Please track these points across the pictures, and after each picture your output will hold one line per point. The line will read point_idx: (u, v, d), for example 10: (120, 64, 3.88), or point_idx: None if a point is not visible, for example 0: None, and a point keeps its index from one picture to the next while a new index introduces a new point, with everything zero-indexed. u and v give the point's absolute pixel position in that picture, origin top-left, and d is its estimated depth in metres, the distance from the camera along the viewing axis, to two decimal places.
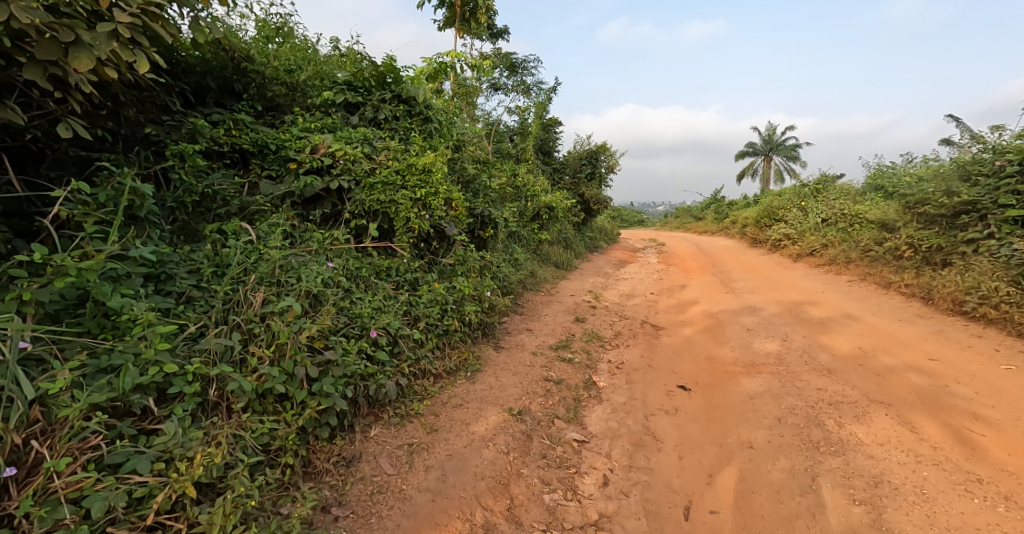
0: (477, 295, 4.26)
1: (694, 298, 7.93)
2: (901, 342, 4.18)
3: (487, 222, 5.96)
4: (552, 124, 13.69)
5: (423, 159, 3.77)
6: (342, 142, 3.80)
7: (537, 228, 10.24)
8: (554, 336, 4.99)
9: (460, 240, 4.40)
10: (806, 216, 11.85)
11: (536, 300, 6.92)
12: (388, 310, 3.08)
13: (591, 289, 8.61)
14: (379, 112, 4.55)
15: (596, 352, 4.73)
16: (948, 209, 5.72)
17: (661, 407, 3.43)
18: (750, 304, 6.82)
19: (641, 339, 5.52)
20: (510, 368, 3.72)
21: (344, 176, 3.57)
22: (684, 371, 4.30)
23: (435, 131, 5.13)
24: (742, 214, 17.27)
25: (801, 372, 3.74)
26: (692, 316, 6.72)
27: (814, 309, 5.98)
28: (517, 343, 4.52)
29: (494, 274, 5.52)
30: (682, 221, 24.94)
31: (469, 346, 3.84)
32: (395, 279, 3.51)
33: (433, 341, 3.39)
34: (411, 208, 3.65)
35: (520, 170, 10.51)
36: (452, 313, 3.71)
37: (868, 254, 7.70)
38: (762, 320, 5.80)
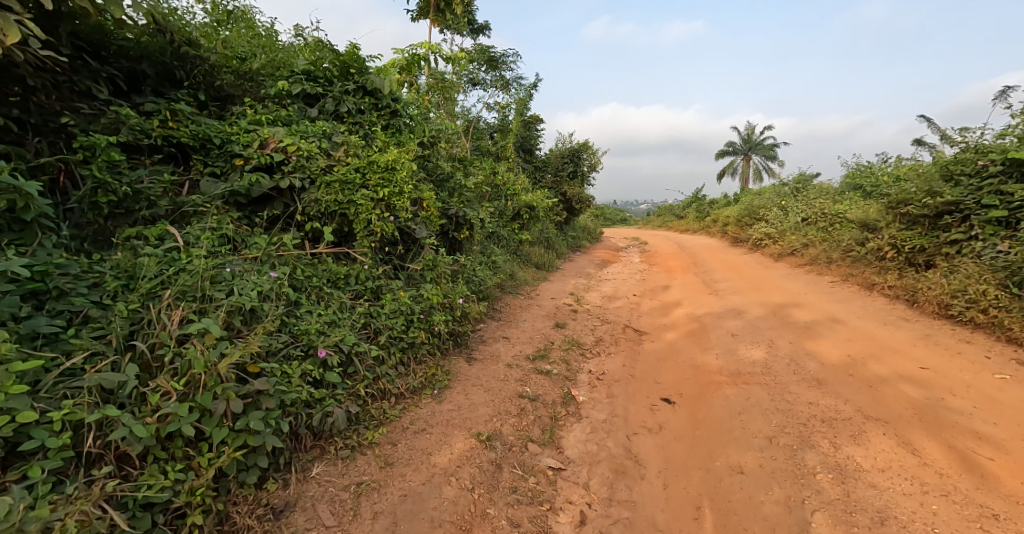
0: (448, 303, 3.96)
1: (677, 300, 7.76)
2: (889, 348, 4.04)
3: (462, 223, 5.66)
4: (533, 121, 13.42)
5: (386, 156, 3.44)
6: (296, 136, 3.45)
7: (518, 228, 9.97)
8: (532, 344, 4.73)
9: (429, 243, 4.09)
10: (786, 215, 11.83)
11: (515, 304, 6.64)
12: (343, 324, 2.76)
13: (572, 291, 8.38)
14: (341, 104, 4.20)
15: (576, 361, 4.48)
16: (930, 210, 5.62)
17: (644, 425, 3.19)
18: (733, 307, 6.67)
19: (623, 346, 5.30)
20: (483, 384, 3.43)
21: (297, 174, 3.22)
22: (667, 382, 4.09)
23: (404, 127, 4.80)
24: (723, 213, 17.32)
25: (790, 384, 3.54)
26: (675, 319, 6.54)
27: (798, 312, 5.84)
28: (492, 354, 4.23)
29: (469, 279, 5.23)
30: (664, 220, 24.99)
31: (438, 359, 3.54)
32: (355, 288, 3.19)
33: (396, 356, 3.08)
34: (372, 209, 3.33)
35: (499, 168, 10.22)
36: (418, 324, 3.41)
37: (850, 254, 7.63)
38: (746, 324, 5.63)
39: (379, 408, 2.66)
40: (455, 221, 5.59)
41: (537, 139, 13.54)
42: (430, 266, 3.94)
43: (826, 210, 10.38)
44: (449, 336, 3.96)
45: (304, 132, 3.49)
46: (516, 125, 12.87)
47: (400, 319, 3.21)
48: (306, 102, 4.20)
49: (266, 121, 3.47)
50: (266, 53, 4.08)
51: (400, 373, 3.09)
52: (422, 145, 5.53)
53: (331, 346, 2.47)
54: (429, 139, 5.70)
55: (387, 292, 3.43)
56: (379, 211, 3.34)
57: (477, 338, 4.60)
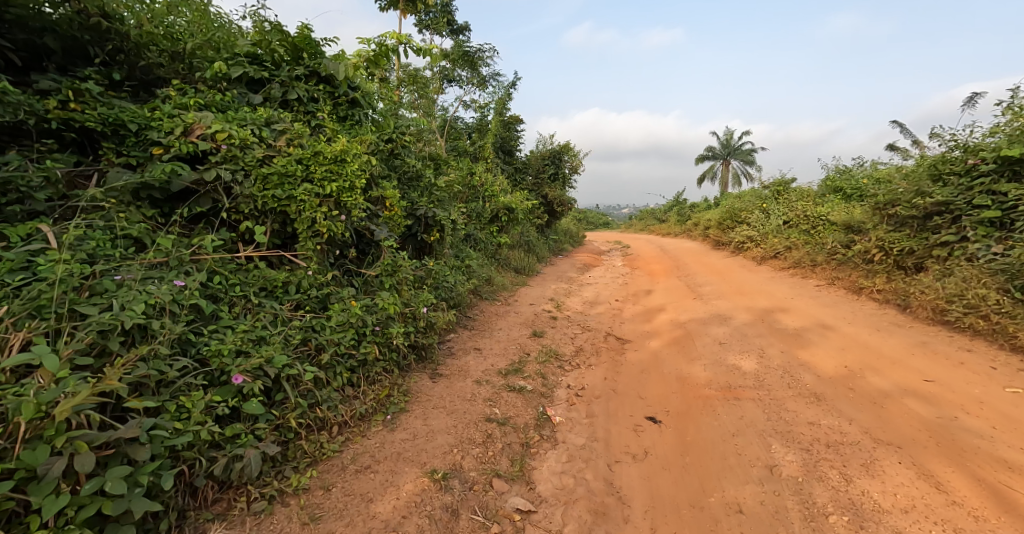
0: (409, 313, 3.54)
1: (660, 306, 7.46)
2: (887, 358, 3.77)
3: (431, 225, 5.23)
4: (513, 122, 13.07)
5: (335, 146, 3.01)
6: (229, 122, 2.98)
7: (496, 231, 9.58)
8: (506, 357, 4.33)
9: (388, 245, 3.67)
10: (768, 218, 11.72)
11: (490, 312, 6.23)
12: (273, 341, 2.32)
13: (552, 297, 8.03)
14: (290, 90, 3.73)
15: (553, 375, 4.10)
16: (919, 211, 5.43)
17: (627, 451, 2.83)
18: (718, 312, 6.40)
19: (604, 356, 4.94)
20: (446, 406, 3.02)
21: (227, 165, 2.76)
22: (652, 397, 3.74)
23: (365, 118, 4.36)
24: (704, 216, 17.27)
25: (786, 401, 3.23)
26: (659, 326, 6.24)
27: (786, 318, 5.58)
28: (460, 369, 3.81)
29: (437, 285, 4.81)
30: (645, 224, 24.91)
31: (396, 378, 3.12)
32: (294, 298, 2.75)
33: (341, 377, 2.65)
34: (317, 206, 2.90)
35: (477, 168, 9.83)
36: (372, 338, 2.99)
37: (835, 257, 7.46)
38: (732, 330, 5.35)
39: (314, 441, 2.24)
40: (422, 223, 5.16)
41: (517, 139, 13.18)
42: (389, 271, 3.52)
43: (808, 213, 10.27)
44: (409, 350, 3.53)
45: (239, 118, 3.02)
46: (495, 125, 12.50)
47: (349, 333, 2.79)
48: (249, 88, 3.73)
49: (194, 104, 2.99)
50: (201, 30, 3.56)
51: (346, 396, 2.66)
52: (386, 140, 5.09)
53: (251, 369, 2.03)
54: (396, 134, 5.27)
55: (336, 302, 3.00)
56: (325, 209, 2.91)
57: (444, 351, 4.18)
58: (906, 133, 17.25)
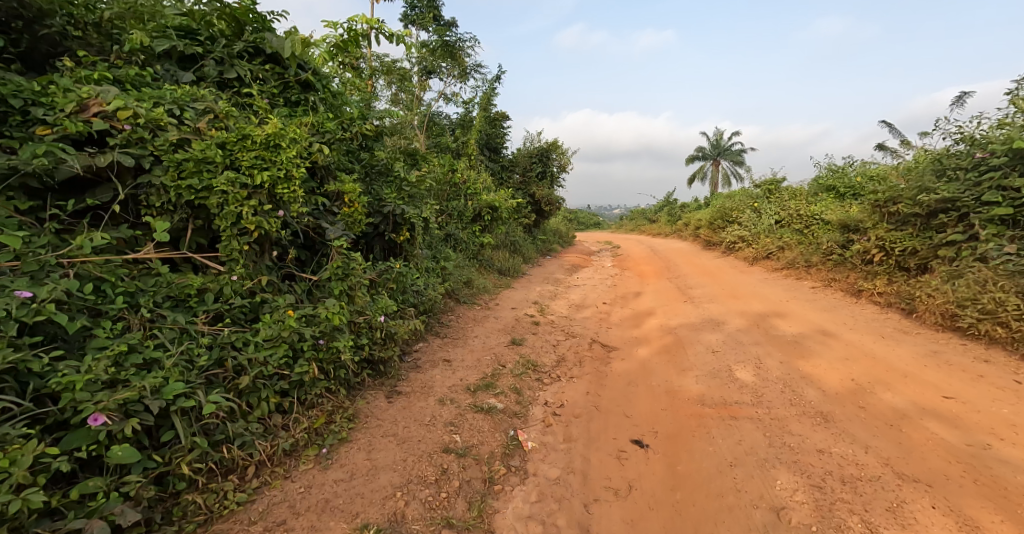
0: (363, 324, 3.10)
1: (649, 309, 7.09)
2: (896, 369, 3.42)
3: (400, 224, 4.84)
4: (499, 118, 12.64)
5: (267, 128, 2.56)
6: (138, 97, 2.48)
7: (479, 231, 9.14)
8: (478, 369, 3.90)
9: (339, 245, 3.23)
10: (759, 217, 11.43)
11: (467, 318, 5.79)
12: (170, 366, 1.87)
13: (536, 300, 7.62)
14: (228, 69, 3.26)
15: (530, 390, 3.68)
16: (923, 208, 5.10)
17: (608, 486, 2.43)
18: (711, 317, 6.04)
19: (588, 366, 4.53)
20: (398, 434, 2.58)
21: (133, 150, 2.27)
22: (639, 416, 3.34)
23: (321, 103, 3.91)
24: (694, 217, 17.01)
25: (790, 422, 2.85)
26: (648, 331, 5.87)
27: (783, 323, 5.23)
28: (423, 385, 3.38)
29: (403, 290, 4.37)
30: (636, 224, 24.62)
31: (341, 401, 2.67)
32: (212, 309, 2.28)
33: (266, 404, 2.21)
34: (241, 199, 2.43)
35: (459, 165, 9.40)
36: (310, 355, 2.54)
37: (830, 258, 7.15)
38: (725, 338, 4.98)
39: (216, 490, 1.80)
40: (390, 222, 4.76)
41: (503, 136, 12.76)
42: (339, 275, 3.07)
43: (801, 212, 9.99)
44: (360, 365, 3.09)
45: (154, 96, 2.53)
46: (479, 121, 12.06)
47: (279, 351, 2.33)
48: (180, 66, 3.24)
49: (98, 77, 2.49)
50: None
51: (271, 427, 2.22)
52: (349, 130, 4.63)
53: (122, 405, 1.56)
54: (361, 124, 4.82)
55: (268, 313, 2.55)
56: (254, 203, 2.46)
57: (407, 366, 3.74)
58: (895, 132, 17.17)
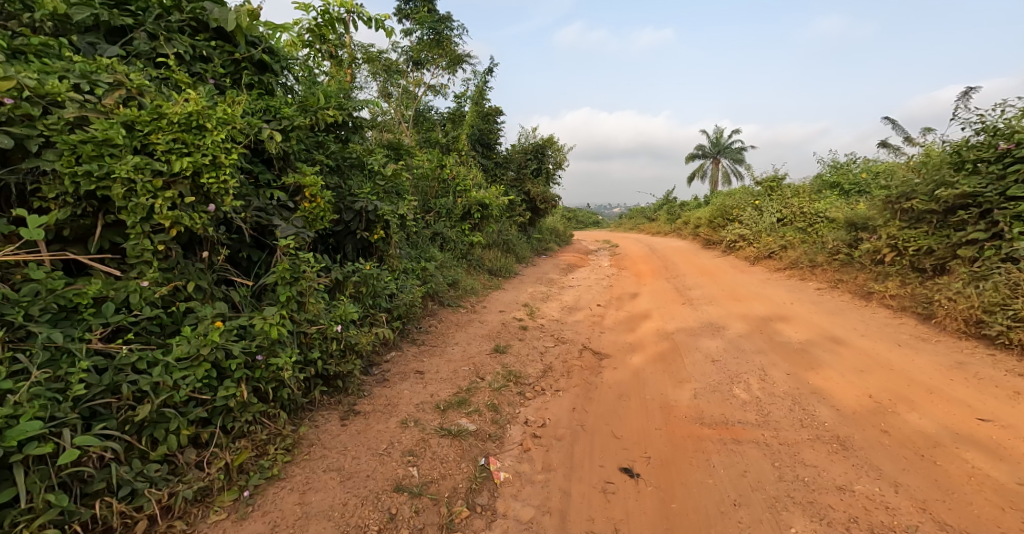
0: (315, 335, 2.75)
1: (645, 312, 6.72)
2: (919, 384, 3.05)
3: (373, 222, 4.52)
4: (492, 113, 12.24)
5: (189, 106, 2.18)
6: (36, 68, 2.10)
7: (468, 230, 8.77)
8: (452, 383, 3.53)
9: (287, 246, 2.84)
10: (761, 215, 11.06)
11: (450, 323, 5.42)
12: (28, 399, 1.49)
13: (527, 302, 7.25)
14: (164, 43, 2.88)
15: (508, 407, 3.32)
16: (940, 204, 4.74)
17: (589, 530, 2.07)
18: (710, 321, 5.68)
19: (576, 377, 4.16)
20: (344, 468, 2.21)
21: (18, 129, 1.89)
22: (630, 437, 2.98)
23: (274, 88, 3.57)
24: (694, 216, 16.64)
25: (802, 449, 2.48)
26: (643, 337, 5.50)
27: (787, 328, 4.86)
28: (386, 404, 3.01)
29: (373, 295, 4.01)
30: (634, 223, 24.23)
31: (281, 427, 2.30)
32: (115, 320, 1.90)
33: (176, 438, 1.83)
34: (153, 189, 2.05)
35: (448, 161, 9.02)
36: (240, 374, 2.16)
37: (837, 258, 6.78)
38: (725, 344, 4.61)
39: None
40: (362, 220, 4.42)
41: (497, 132, 12.37)
42: (287, 279, 2.70)
43: (804, 209, 9.62)
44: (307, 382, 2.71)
45: (56, 68, 2.14)
46: (471, 115, 11.67)
47: (198, 373, 1.95)
48: (110, 41, 2.87)
49: None
50: None
51: (180, 466, 1.85)
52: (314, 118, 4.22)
53: None
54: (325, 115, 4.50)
55: (190, 325, 2.18)
56: (170, 195, 2.09)
57: (371, 380, 3.35)
58: (897, 130, 16.88)
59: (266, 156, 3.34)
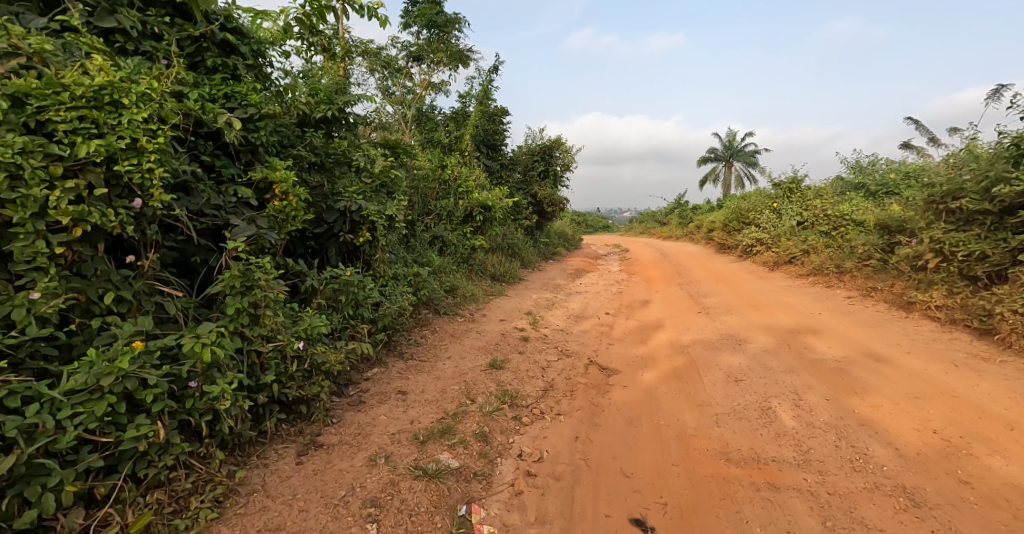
0: (270, 355, 2.35)
1: (657, 321, 6.23)
2: (995, 418, 2.56)
3: (358, 223, 4.17)
4: (498, 113, 11.82)
5: (97, 78, 1.78)
6: None
7: (470, 233, 8.37)
8: (438, 406, 3.11)
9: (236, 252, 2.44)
10: (780, 218, 10.51)
11: (444, 334, 4.99)
12: None
13: (530, 309, 6.81)
14: (102, 15, 2.51)
15: (501, 436, 2.88)
16: (995, 204, 4.28)
17: None
18: (729, 332, 5.19)
19: (580, 397, 3.71)
20: (284, 527, 1.80)
21: None
22: (643, 477, 2.53)
23: (244, 71, 3.21)
24: (708, 219, 16.06)
25: (858, 502, 2.06)
26: (655, 350, 5.03)
27: (818, 342, 4.37)
28: (357, 433, 2.60)
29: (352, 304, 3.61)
30: (645, 226, 23.67)
31: (214, 471, 1.88)
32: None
33: (53, 498, 1.42)
34: (47, 179, 1.65)
35: (449, 161, 8.63)
36: (161, 408, 1.75)
37: (868, 264, 6.25)
38: (749, 360, 4.12)
39: None
40: (346, 221, 4.07)
41: (503, 132, 11.97)
42: (236, 289, 2.29)
43: (827, 211, 9.08)
44: (253, 411, 2.28)
45: None
46: (476, 115, 11.28)
47: (95, 410, 1.54)
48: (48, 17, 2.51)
49: None
50: None
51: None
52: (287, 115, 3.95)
53: None
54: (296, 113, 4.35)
55: (100, 346, 1.77)
56: (73, 186, 1.69)
57: (341, 404, 2.93)
58: (922, 130, 16.23)
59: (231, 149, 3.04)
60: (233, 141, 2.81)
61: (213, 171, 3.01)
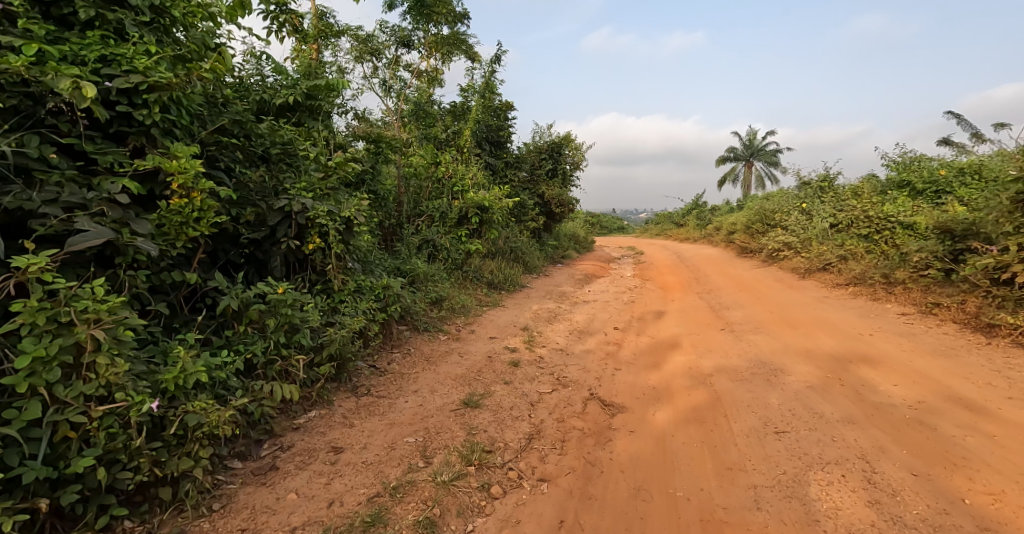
0: (95, 425, 1.57)
1: (673, 340, 5.37)
2: None
3: (305, 227, 3.49)
4: (503, 108, 11.07)
5: None
6: None
7: (465, 236, 7.62)
8: (377, 471, 2.36)
9: (36, 270, 1.53)
10: (810, 220, 9.56)
11: (418, 359, 4.23)
12: None
13: (528, 323, 6.01)
14: None
15: (457, 523, 2.11)
16: None
17: None
18: (760, 358, 4.33)
19: (572, 452, 2.90)
20: None
21: None
22: None
23: (133, 28, 2.45)
24: (727, 220, 15.08)
25: None
26: (670, 379, 4.19)
27: (878, 375, 3.50)
28: (243, 526, 1.85)
29: (285, 329, 2.90)
30: (662, 228, 22.61)
31: None
32: None
33: None
34: None
35: (444, 158, 7.91)
36: None
37: (926, 275, 5.34)
38: (789, 400, 3.26)
39: None
40: (290, 225, 3.39)
41: (507, 127, 11.18)
42: (40, 328, 1.52)
43: (867, 213, 8.11)
44: (50, 513, 1.53)
45: None
46: (479, 110, 10.53)
47: None
48: None
49: None
50: None
51: None
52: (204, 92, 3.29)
53: None
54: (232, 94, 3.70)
55: None
56: None
57: (242, 475, 2.19)
58: (966, 126, 14.93)
59: (110, 128, 2.39)
60: (99, 116, 2.16)
61: (83, 157, 2.31)
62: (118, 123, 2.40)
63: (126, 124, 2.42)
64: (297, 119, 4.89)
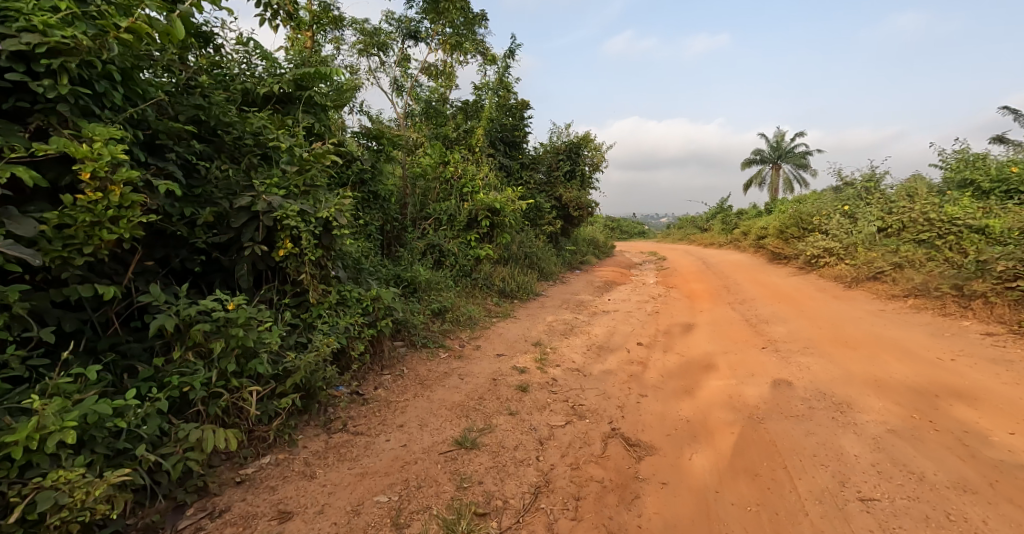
0: None
1: (706, 360, 4.67)
2: None
3: (274, 229, 2.96)
4: (519, 106, 10.52)
5: None
6: None
7: (475, 241, 7.06)
8: None
9: None
10: (853, 223, 8.70)
11: (411, 382, 3.66)
12: None
13: (540, 337, 5.39)
14: None
15: None
16: None
17: None
18: (818, 387, 3.61)
19: (590, 517, 2.27)
20: None
21: None
22: None
23: None
24: (757, 224, 14.19)
25: None
26: (708, 410, 3.50)
27: (984, 420, 2.79)
28: None
29: (238, 353, 2.37)
30: (685, 232, 21.70)
31: None
32: None
33: None
34: None
35: (454, 157, 7.40)
36: None
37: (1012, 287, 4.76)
38: (869, 452, 2.57)
39: None
40: (258, 227, 2.86)
41: (522, 126, 10.62)
42: None
43: (923, 216, 7.28)
44: None
45: None
46: (493, 108, 10.00)
47: None
48: None
49: None
50: None
51: None
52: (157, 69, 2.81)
53: None
54: (203, 77, 3.24)
55: None
56: None
57: None
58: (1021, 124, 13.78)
59: (5, 104, 1.90)
60: None
61: None
62: (17, 96, 1.91)
63: (28, 99, 1.94)
64: (284, 112, 4.41)
